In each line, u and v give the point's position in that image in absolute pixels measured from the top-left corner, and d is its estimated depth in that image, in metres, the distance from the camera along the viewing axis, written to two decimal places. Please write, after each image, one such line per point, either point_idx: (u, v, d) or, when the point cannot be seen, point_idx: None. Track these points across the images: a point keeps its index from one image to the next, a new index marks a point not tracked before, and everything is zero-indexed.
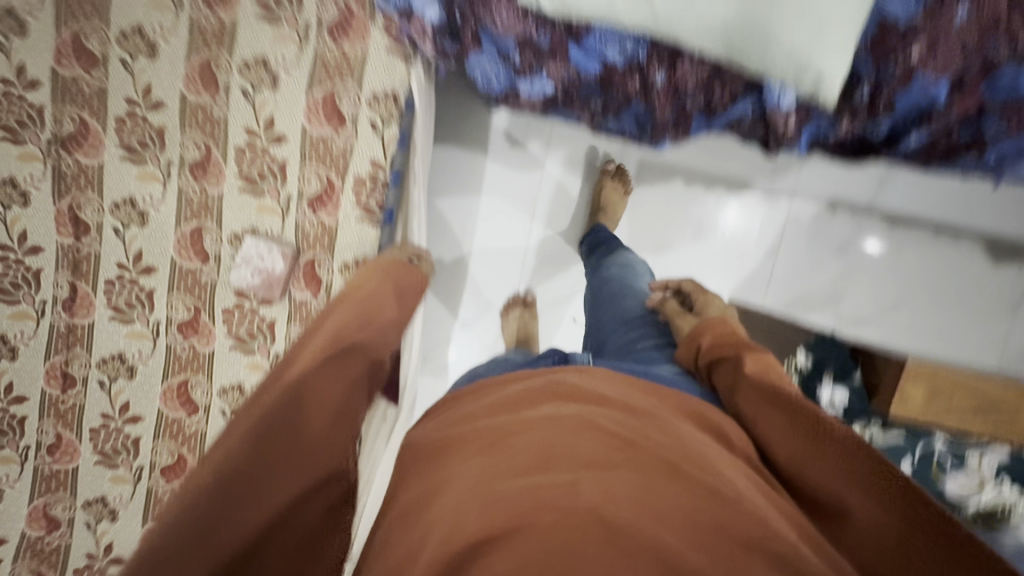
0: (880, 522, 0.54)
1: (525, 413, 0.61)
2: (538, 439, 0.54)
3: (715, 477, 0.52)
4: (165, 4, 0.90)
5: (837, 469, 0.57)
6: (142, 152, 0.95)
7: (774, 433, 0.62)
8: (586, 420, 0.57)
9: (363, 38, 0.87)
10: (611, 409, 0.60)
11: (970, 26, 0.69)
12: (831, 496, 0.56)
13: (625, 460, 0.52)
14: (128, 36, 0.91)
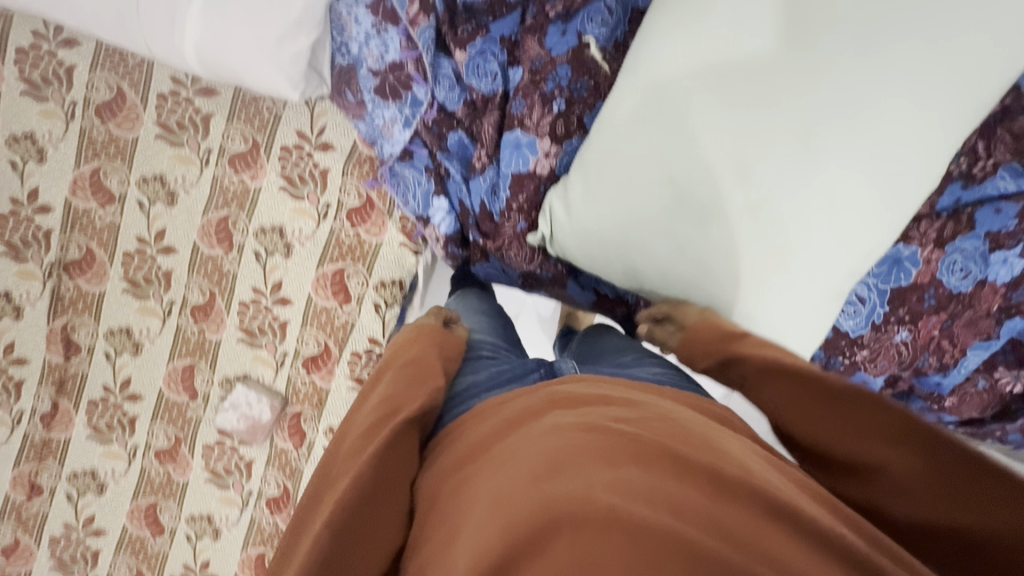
0: (875, 452, 0.52)
1: (524, 423, 0.55)
2: (538, 450, 0.48)
3: (703, 454, 0.47)
4: (190, 159, 0.93)
5: (860, 417, 0.54)
6: (145, 287, 0.97)
7: (800, 416, 0.57)
8: (588, 422, 0.51)
9: (379, 229, 0.93)
10: (617, 407, 0.54)
11: (906, 344, 0.82)
12: (858, 457, 0.53)
13: (620, 453, 0.46)
14: (149, 182, 0.94)
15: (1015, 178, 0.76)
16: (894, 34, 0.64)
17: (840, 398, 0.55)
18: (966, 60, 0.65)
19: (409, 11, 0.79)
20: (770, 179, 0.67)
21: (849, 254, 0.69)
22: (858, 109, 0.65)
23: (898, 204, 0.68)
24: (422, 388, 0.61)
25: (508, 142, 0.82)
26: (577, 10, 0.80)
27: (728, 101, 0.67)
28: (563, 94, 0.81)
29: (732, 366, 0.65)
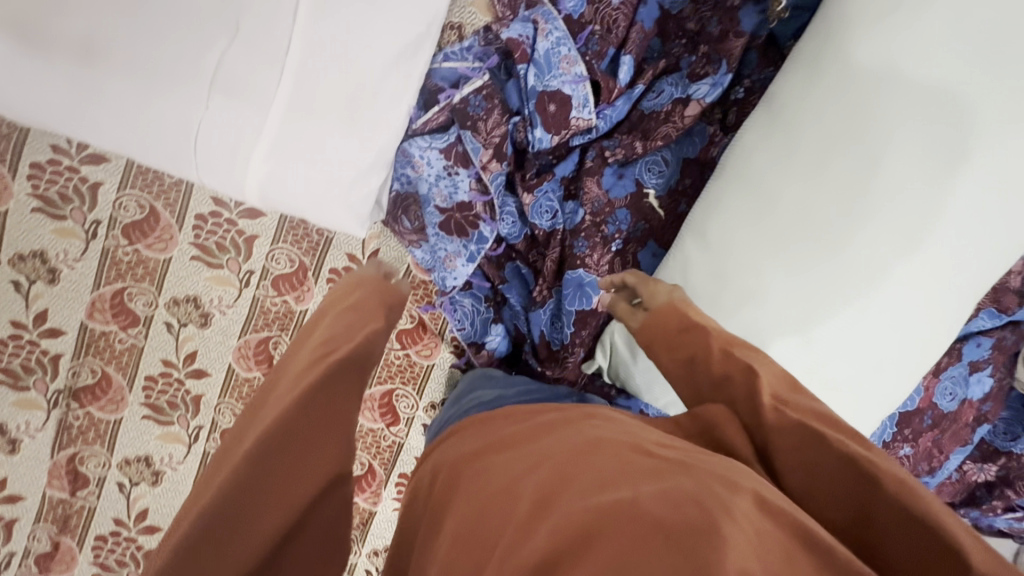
0: (822, 486, 0.51)
1: (559, 433, 0.55)
2: (578, 461, 0.49)
3: (739, 471, 0.47)
4: (228, 279, 0.88)
5: (811, 450, 0.51)
6: (169, 412, 0.91)
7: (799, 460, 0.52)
8: (633, 444, 0.51)
9: (431, 351, 0.92)
10: (660, 437, 0.54)
11: (908, 456, 0.95)
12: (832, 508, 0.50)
13: (664, 472, 0.45)
14: (180, 303, 0.87)
15: (991, 320, 0.91)
16: (949, 228, 0.69)
17: (802, 439, 0.52)
18: (996, 249, 0.73)
19: (480, 157, 0.81)
20: (830, 349, 0.72)
21: (881, 402, 0.79)
22: (909, 291, 0.71)
23: (923, 359, 0.78)
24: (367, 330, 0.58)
25: (571, 280, 0.85)
26: (636, 159, 0.86)
27: (799, 278, 0.71)
28: (621, 236, 0.87)
29: (699, 364, 0.62)
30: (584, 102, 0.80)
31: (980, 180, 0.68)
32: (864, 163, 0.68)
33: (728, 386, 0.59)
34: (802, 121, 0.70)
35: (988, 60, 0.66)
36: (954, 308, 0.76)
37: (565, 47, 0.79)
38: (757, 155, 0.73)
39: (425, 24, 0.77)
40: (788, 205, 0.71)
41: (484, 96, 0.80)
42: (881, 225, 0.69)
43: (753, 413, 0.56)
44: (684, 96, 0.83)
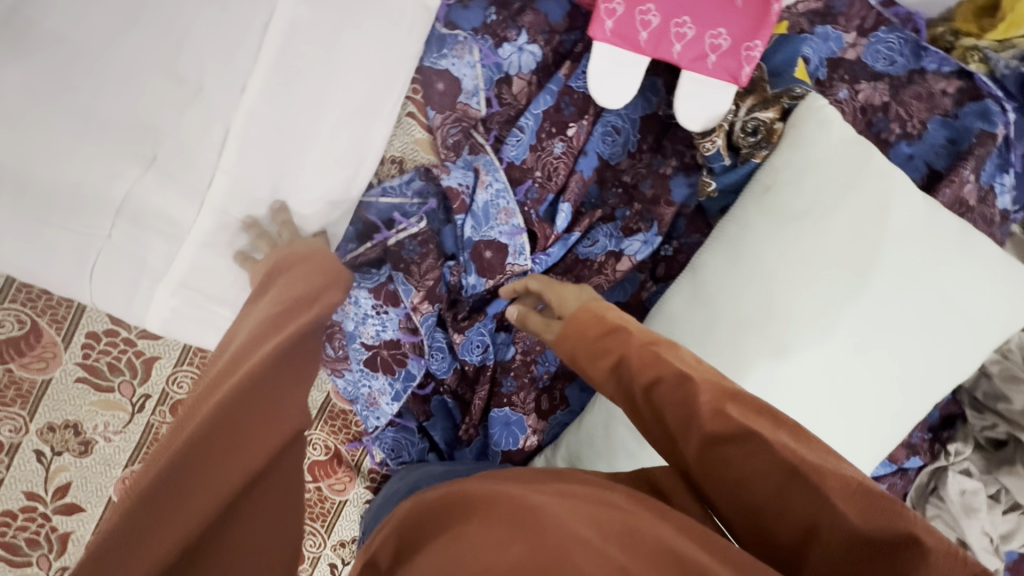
0: (769, 509, 0.49)
1: (525, 477, 0.53)
2: (541, 504, 0.47)
3: (674, 527, 0.47)
4: (118, 405, 0.79)
5: (760, 457, 0.50)
6: (26, 552, 0.78)
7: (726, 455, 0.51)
8: (595, 497, 0.50)
9: (344, 486, 0.87)
10: (619, 490, 0.52)
11: None
12: (751, 489, 0.50)
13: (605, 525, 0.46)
14: (56, 429, 0.77)
15: (883, 467, 1.00)
16: (841, 421, 0.73)
17: (749, 452, 0.50)
18: (897, 431, 0.78)
19: (412, 298, 0.79)
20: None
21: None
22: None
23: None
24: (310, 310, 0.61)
25: (497, 419, 0.84)
26: None
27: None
28: (550, 375, 0.87)
29: (623, 367, 0.59)
30: (520, 250, 0.82)
31: (874, 377, 0.73)
32: (774, 352, 0.71)
33: (657, 381, 0.56)
34: (722, 301, 0.73)
35: (891, 267, 0.71)
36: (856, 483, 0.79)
37: (504, 198, 0.81)
38: (677, 328, 0.75)
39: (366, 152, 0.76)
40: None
41: (419, 242, 0.79)
42: (786, 413, 0.71)
43: (689, 436, 0.53)
44: (617, 250, 0.86)
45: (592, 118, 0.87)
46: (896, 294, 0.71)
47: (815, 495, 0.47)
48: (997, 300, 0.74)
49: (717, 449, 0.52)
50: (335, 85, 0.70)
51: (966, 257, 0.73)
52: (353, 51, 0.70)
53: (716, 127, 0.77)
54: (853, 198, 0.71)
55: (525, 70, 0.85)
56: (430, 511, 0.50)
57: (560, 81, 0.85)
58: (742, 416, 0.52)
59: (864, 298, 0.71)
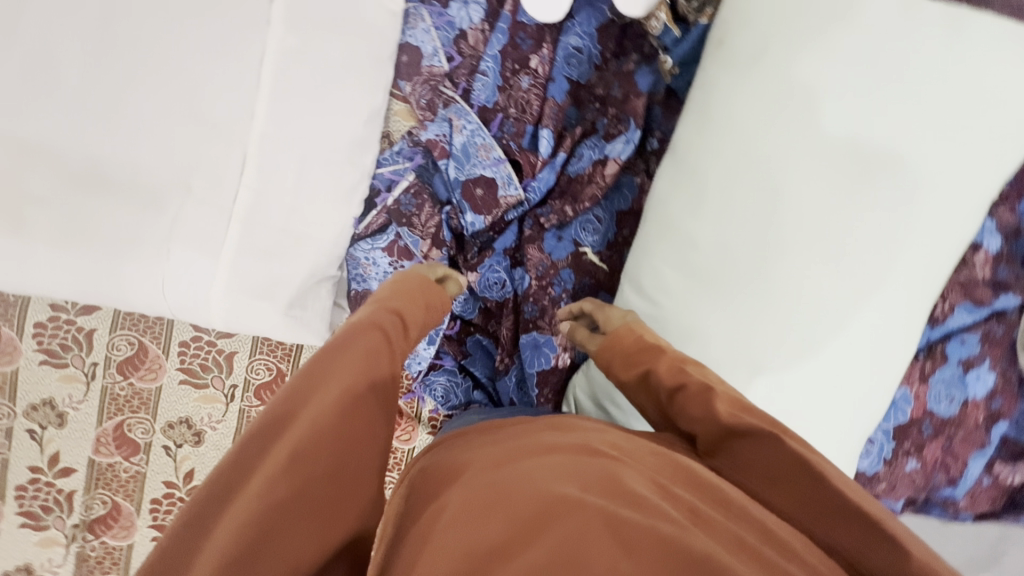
0: (785, 485, 0.54)
1: (520, 435, 0.59)
2: (535, 466, 0.51)
3: (667, 489, 0.51)
4: (215, 397, 0.95)
5: (766, 453, 0.56)
6: None
7: (751, 450, 0.56)
8: (588, 446, 0.55)
9: (409, 436, 0.95)
10: (611, 436, 0.59)
11: (916, 472, 0.90)
12: (754, 463, 0.56)
13: (607, 476, 0.50)
14: (174, 426, 0.94)
15: (968, 314, 0.88)
16: (842, 314, 0.73)
17: (773, 459, 0.55)
18: (930, 250, 0.72)
19: (421, 247, 0.87)
20: (776, 384, 0.75)
21: (844, 442, 0.79)
22: (821, 367, 0.74)
23: (867, 411, 0.79)
24: (393, 352, 0.60)
25: (527, 343, 0.88)
26: (570, 221, 0.90)
27: (728, 332, 0.74)
28: (569, 294, 0.90)
29: (651, 376, 0.66)
30: (508, 180, 0.88)
31: (877, 234, 0.70)
32: (759, 251, 0.72)
33: (681, 390, 0.62)
34: (712, 185, 0.74)
35: (876, 122, 0.68)
36: (896, 342, 0.77)
37: (480, 136, 0.86)
38: (673, 229, 0.76)
39: (358, 173, 0.87)
40: (703, 277, 0.75)
41: (413, 195, 0.85)
42: (787, 301, 0.72)
43: (708, 422, 0.59)
44: (602, 157, 0.89)
45: (551, 45, 0.90)
46: (889, 158, 0.68)
47: (813, 480, 0.53)
48: (1011, 106, 0.68)
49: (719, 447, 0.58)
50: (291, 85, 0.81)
51: (953, 44, 0.67)
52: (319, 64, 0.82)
53: (658, 7, 0.82)
54: (806, 23, 0.68)
55: (476, 21, 0.91)
56: (434, 475, 0.56)
57: (509, 19, 0.90)
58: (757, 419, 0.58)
59: (856, 172, 0.69)
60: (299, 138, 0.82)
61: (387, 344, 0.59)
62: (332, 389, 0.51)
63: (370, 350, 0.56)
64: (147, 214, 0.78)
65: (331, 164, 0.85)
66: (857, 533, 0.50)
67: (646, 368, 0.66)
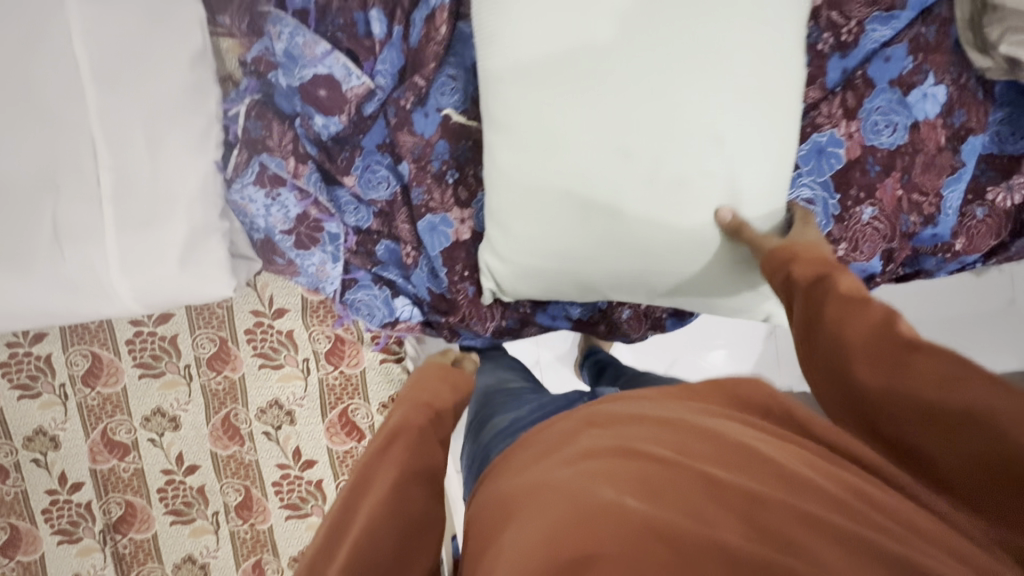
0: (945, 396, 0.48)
1: (559, 443, 0.58)
2: (581, 473, 0.49)
3: (731, 471, 0.47)
4: (176, 381, 0.99)
5: (933, 368, 0.49)
6: (188, 511, 1.01)
7: (915, 367, 0.50)
8: (626, 446, 0.51)
9: (358, 358, 0.97)
10: (651, 423, 0.55)
11: (877, 220, 0.80)
12: (916, 377, 0.50)
13: (657, 480, 0.47)
14: (151, 418, 0.99)
15: (880, 24, 0.76)
16: (696, 61, 0.66)
17: (936, 378, 0.49)
18: None
19: (287, 167, 0.85)
20: (648, 163, 0.69)
21: (755, 201, 0.71)
22: (692, 127, 0.68)
23: (771, 160, 0.71)
24: (432, 442, 0.64)
25: (423, 228, 0.85)
26: (427, 92, 0.85)
27: (581, 125, 0.68)
28: (450, 165, 0.85)
29: (830, 280, 0.61)
30: (346, 71, 0.83)
31: None
32: (579, 33, 0.66)
33: (855, 303, 0.58)
34: None
35: None
36: (777, 72, 0.68)
37: (302, 34, 0.82)
38: (493, 44, 0.68)
39: (204, 117, 0.86)
40: (550, 80, 0.68)
41: (258, 120, 0.84)
42: (632, 68, 0.67)
43: (877, 335, 0.54)
44: (429, 11, 0.83)
45: None
46: None
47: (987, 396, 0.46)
48: None
49: (893, 382, 0.51)
50: (100, 44, 0.78)
51: None
52: (115, 12, 0.79)
53: None
54: None
55: None
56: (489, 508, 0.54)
57: None
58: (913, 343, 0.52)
59: None
60: (135, 96, 0.81)
61: (429, 433, 0.65)
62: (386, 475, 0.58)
63: (417, 439, 0.62)
64: (25, 222, 0.80)
65: (170, 114, 0.83)
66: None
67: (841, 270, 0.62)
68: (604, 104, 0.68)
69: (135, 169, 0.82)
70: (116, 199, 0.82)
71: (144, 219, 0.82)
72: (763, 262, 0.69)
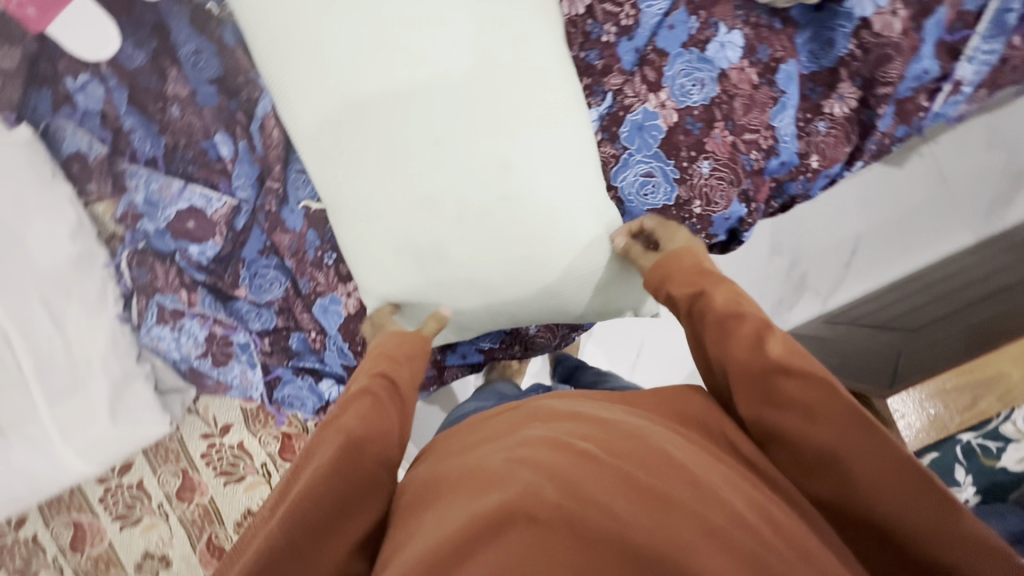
0: (820, 427, 0.52)
1: (501, 433, 0.60)
2: (514, 457, 0.51)
3: (662, 469, 0.49)
4: (155, 522, 1.02)
5: (811, 393, 0.53)
6: None
7: (798, 390, 0.54)
8: (553, 439, 0.53)
9: None
10: (583, 424, 0.56)
11: (719, 168, 0.82)
12: (794, 404, 0.53)
13: (576, 473, 0.48)
14: (143, 564, 1.01)
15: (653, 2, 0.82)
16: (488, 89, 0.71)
17: (814, 409, 0.53)
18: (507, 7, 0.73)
19: (181, 299, 0.92)
20: (453, 205, 0.73)
21: (580, 197, 0.75)
22: (487, 155, 0.72)
23: (580, 159, 0.75)
24: (385, 415, 0.65)
25: (317, 312, 0.91)
26: (285, 192, 0.91)
27: (388, 190, 0.74)
28: (326, 248, 0.90)
29: (705, 299, 0.65)
30: (205, 198, 0.90)
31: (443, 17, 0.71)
32: (355, 112, 0.72)
33: (739, 317, 0.61)
34: (306, 76, 0.73)
35: None
36: (557, 85, 0.74)
37: (155, 179, 0.89)
38: (310, 144, 0.76)
39: (96, 281, 0.91)
40: (339, 161, 0.74)
41: (142, 266, 0.91)
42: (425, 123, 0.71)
43: (755, 355, 0.57)
44: (258, 122, 0.89)
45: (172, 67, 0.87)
46: None
47: (858, 433, 0.51)
48: None
49: (769, 414, 0.55)
50: None
51: None
52: None
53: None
54: None
55: (93, 82, 0.86)
56: (425, 485, 0.58)
57: (109, 69, 0.86)
58: (807, 364, 0.54)
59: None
60: (23, 285, 0.85)
61: (386, 434, 0.63)
62: (334, 435, 0.61)
63: (366, 407, 0.64)
64: None
65: (61, 288, 0.88)
66: (888, 488, 0.49)
67: (704, 288, 0.66)
68: (412, 156, 0.72)
69: (43, 347, 0.86)
70: (35, 379, 0.86)
71: (66, 389, 0.88)
72: (646, 279, 0.74)
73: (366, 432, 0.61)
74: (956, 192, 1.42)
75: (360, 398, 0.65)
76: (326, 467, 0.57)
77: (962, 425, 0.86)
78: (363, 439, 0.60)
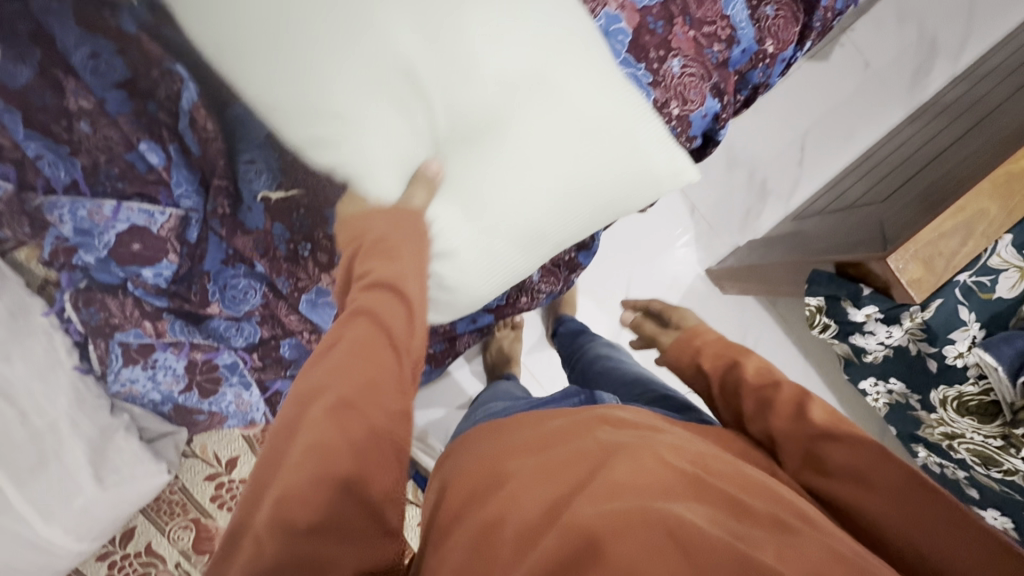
0: (878, 489, 0.56)
1: (571, 433, 0.58)
2: (606, 471, 0.51)
3: (764, 495, 0.51)
4: None
5: (859, 456, 0.58)
6: None
7: (849, 456, 0.59)
8: (656, 450, 0.53)
9: None
10: (664, 435, 0.57)
11: (687, 67, 0.81)
12: (848, 469, 0.58)
13: (675, 494, 0.49)
14: None
15: None
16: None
17: (866, 470, 0.57)
18: None
19: (147, 332, 0.81)
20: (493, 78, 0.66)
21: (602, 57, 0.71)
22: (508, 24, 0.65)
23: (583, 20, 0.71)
24: (385, 356, 0.57)
25: (305, 308, 0.83)
26: (238, 190, 0.81)
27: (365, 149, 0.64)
28: (299, 240, 0.82)
29: (735, 370, 0.75)
30: (146, 213, 0.78)
31: None
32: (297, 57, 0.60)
33: (770, 385, 0.69)
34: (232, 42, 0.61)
35: None
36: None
37: (81, 205, 0.77)
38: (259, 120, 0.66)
39: (36, 337, 0.79)
40: (315, 108, 0.62)
41: (90, 306, 0.80)
42: (442, 23, 0.63)
43: (799, 425, 0.63)
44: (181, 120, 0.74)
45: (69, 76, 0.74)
46: None
47: (916, 496, 0.55)
48: None
49: (823, 480, 0.59)
50: None
51: None
52: None
53: None
54: None
55: None
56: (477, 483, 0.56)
57: None
58: (851, 431, 0.61)
59: None
60: None
61: (380, 390, 0.55)
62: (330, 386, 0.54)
63: (361, 352, 0.56)
64: None
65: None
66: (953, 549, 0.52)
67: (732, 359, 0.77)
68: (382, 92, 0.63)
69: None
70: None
71: (38, 463, 0.77)
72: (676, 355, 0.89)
73: (365, 381, 0.55)
74: (877, 74, 1.50)
75: (352, 340, 0.57)
76: (322, 424, 0.51)
77: (957, 269, 0.87)
78: (363, 390, 0.54)
